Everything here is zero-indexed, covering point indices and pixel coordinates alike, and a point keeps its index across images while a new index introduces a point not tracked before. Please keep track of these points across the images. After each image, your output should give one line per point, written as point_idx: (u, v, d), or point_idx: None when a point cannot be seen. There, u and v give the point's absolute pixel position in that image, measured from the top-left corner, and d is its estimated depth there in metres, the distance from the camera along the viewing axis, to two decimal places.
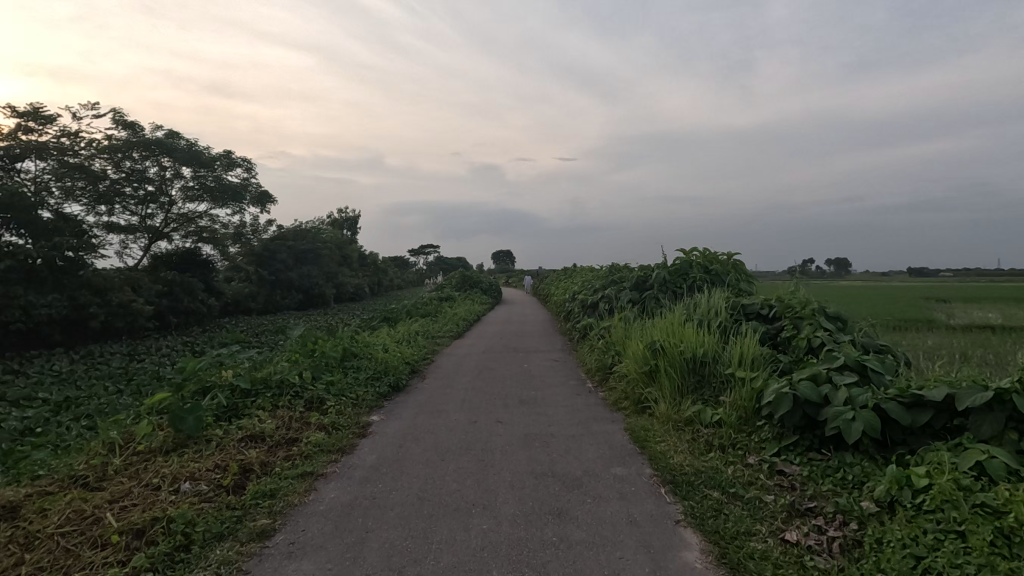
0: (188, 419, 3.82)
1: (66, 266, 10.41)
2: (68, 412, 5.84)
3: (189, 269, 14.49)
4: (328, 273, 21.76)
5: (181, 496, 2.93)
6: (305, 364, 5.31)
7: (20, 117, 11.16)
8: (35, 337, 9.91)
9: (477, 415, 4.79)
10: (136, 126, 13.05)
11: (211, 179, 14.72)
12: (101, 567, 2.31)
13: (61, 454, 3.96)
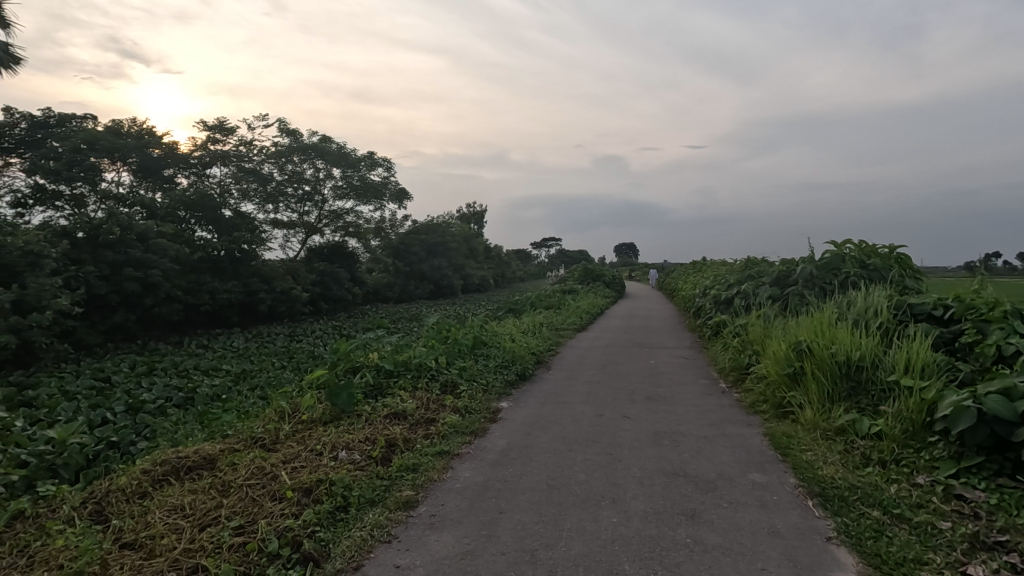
0: (341, 394, 4.26)
1: (242, 257, 12.08)
2: (245, 382, 6.82)
3: (337, 261, 16.07)
4: (456, 265, 22.85)
5: (340, 463, 3.29)
6: (440, 349, 5.66)
7: (209, 130, 13.21)
8: (219, 317, 11.66)
9: (603, 409, 4.76)
10: (297, 133, 14.74)
11: (357, 178, 16.12)
12: (280, 516, 2.66)
13: (242, 418, 4.64)
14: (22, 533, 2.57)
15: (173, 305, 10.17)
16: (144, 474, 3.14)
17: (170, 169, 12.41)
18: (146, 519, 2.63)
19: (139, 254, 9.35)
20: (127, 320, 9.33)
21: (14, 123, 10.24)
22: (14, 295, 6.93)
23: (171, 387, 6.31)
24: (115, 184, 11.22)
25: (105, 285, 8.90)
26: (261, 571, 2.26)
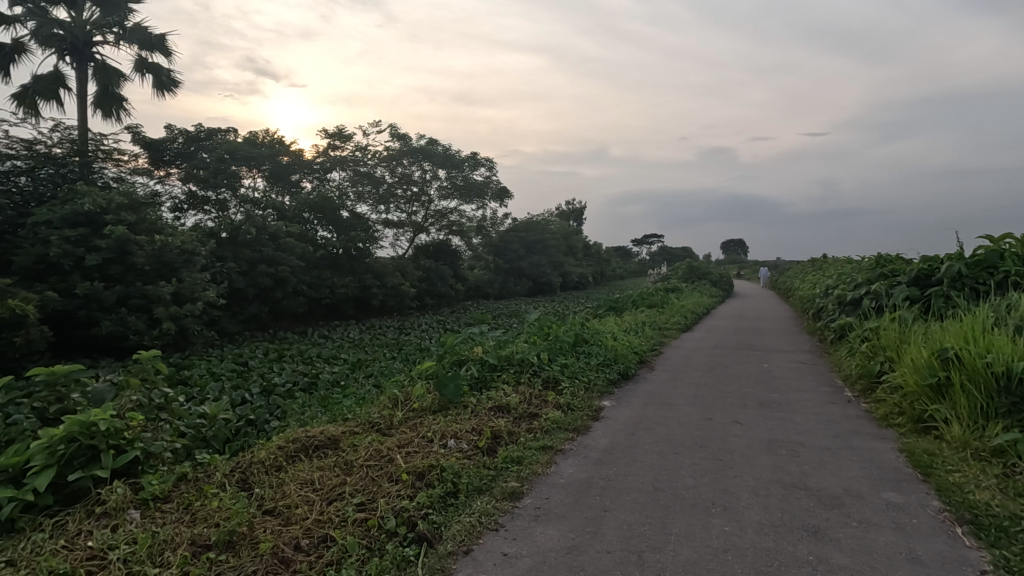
0: (449, 385, 4.45)
1: (357, 255, 13.00)
2: (361, 371, 7.34)
3: (442, 258, 16.78)
4: (555, 262, 22.93)
5: (449, 450, 3.44)
6: (542, 346, 5.71)
7: (330, 138, 14.34)
8: (337, 310, 12.63)
9: (712, 412, 4.56)
10: (406, 138, 15.56)
11: (461, 179, 16.68)
12: (398, 495, 2.84)
13: (360, 404, 5.00)
14: (185, 492, 2.96)
15: (298, 299, 11.19)
16: (279, 449, 3.49)
17: (296, 174, 13.57)
18: (282, 490, 2.92)
19: (271, 252, 10.38)
20: (260, 311, 10.42)
21: (173, 138, 11.86)
22: (173, 288, 7.99)
23: (298, 372, 6.95)
24: (251, 190, 12.52)
25: (243, 279, 9.99)
26: (381, 545, 2.43)
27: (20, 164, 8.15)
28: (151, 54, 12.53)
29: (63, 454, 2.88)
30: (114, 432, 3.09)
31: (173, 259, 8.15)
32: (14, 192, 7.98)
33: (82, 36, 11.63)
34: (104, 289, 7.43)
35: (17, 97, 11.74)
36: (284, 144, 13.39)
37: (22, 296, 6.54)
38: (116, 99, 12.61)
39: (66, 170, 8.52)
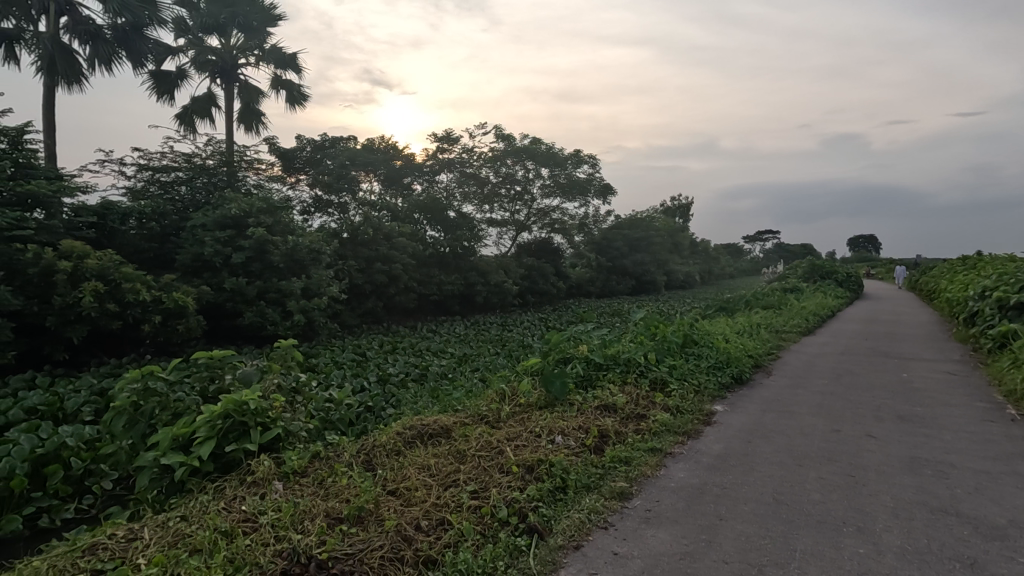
0: (555, 383, 4.49)
1: (463, 253, 13.47)
2: (467, 365, 7.60)
3: (544, 256, 16.92)
4: (660, 260, 22.22)
5: (557, 446, 3.47)
6: (649, 345, 5.56)
7: (438, 141, 15.00)
8: (444, 306, 13.19)
9: (839, 424, 4.18)
10: (510, 138, 15.81)
11: (564, 177, 16.68)
12: (508, 486, 2.93)
13: (468, 396, 5.19)
14: (318, 469, 3.25)
15: (409, 295, 11.83)
16: (398, 434, 3.72)
17: (408, 177, 14.33)
18: (402, 473, 3.11)
19: (386, 250, 11.09)
20: (376, 306, 11.15)
21: (303, 147, 13.17)
22: (302, 283, 8.79)
23: (410, 364, 7.35)
24: (368, 193, 13.44)
25: (361, 276, 10.76)
26: (494, 533, 2.51)
27: (182, 175, 9.42)
28: (285, 73, 13.88)
29: (221, 428, 3.30)
30: (260, 411, 3.47)
31: (302, 258, 8.98)
32: (177, 199, 9.23)
33: (229, 60, 13.16)
34: (246, 284, 8.36)
35: (179, 117, 13.54)
36: (397, 149, 14.23)
37: (183, 290, 7.55)
38: (256, 115, 14.13)
39: (217, 179, 9.70)
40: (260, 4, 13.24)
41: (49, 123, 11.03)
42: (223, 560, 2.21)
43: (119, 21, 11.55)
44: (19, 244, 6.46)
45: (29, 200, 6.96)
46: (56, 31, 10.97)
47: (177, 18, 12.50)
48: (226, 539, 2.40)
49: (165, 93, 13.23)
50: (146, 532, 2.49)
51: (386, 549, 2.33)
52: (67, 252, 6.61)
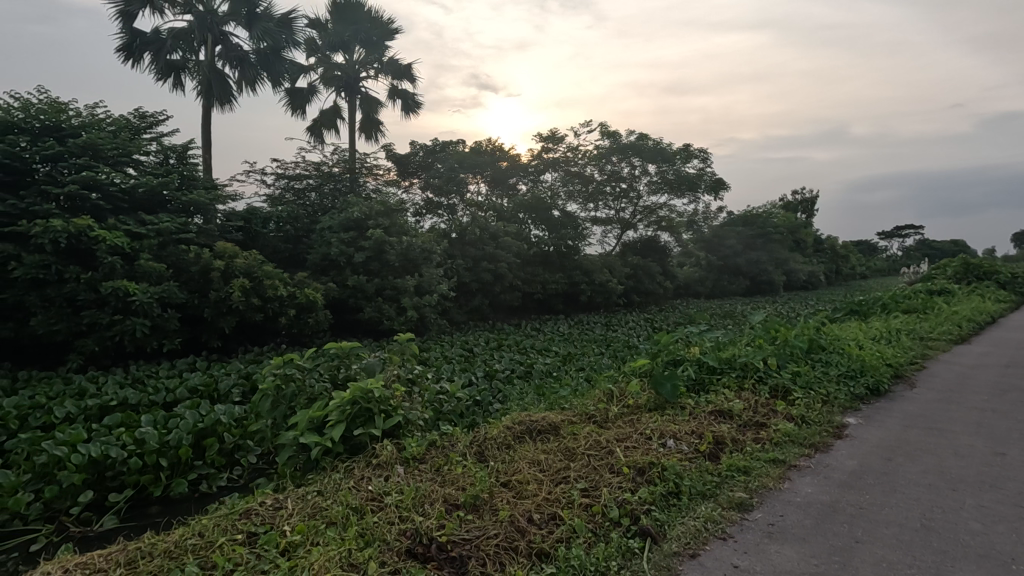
0: (666, 385, 4.33)
1: (567, 252, 13.46)
2: (571, 364, 7.59)
3: (650, 255, 16.44)
4: (779, 259, 20.67)
5: (669, 450, 3.37)
6: (769, 349, 5.19)
7: (543, 141, 15.12)
8: (548, 304, 13.26)
9: (1004, 446, 3.63)
10: (615, 135, 15.53)
11: (672, 172, 16.07)
12: (619, 487, 2.89)
13: (575, 395, 5.19)
14: (434, 456, 3.43)
15: (514, 293, 12.05)
16: (508, 428, 3.82)
17: (514, 178, 14.59)
18: (513, 466, 3.19)
19: (492, 250, 11.39)
20: (482, 304, 11.49)
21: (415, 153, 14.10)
22: (415, 281, 9.29)
23: (515, 361, 7.48)
24: (475, 194, 13.88)
25: (469, 275, 11.15)
26: (605, 532, 2.50)
27: (312, 182, 10.38)
28: (400, 83, 14.75)
29: (350, 413, 3.58)
30: (383, 399, 3.73)
31: (415, 257, 9.47)
32: (308, 204, 10.16)
33: (352, 75, 14.24)
34: (366, 281, 9.00)
35: (309, 129, 14.90)
36: (503, 151, 14.56)
37: (313, 286, 8.30)
38: (374, 123, 15.16)
39: (341, 185, 10.56)
40: (379, 20, 14.20)
41: (206, 140, 12.64)
42: (355, 533, 2.41)
43: (262, 46, 12.96)
44: (184, 246, 7.48)
45: (191, 209, 8.07)
46: (213, 59, 12.53)
47: (308, 39, 13.76)
48: (356, 515, 2.61)
49: (298, 108, 14.61)
50: (289, 502, 2.78)
51: (501, 538, 2.41)
52: (220, 252, 7.55)
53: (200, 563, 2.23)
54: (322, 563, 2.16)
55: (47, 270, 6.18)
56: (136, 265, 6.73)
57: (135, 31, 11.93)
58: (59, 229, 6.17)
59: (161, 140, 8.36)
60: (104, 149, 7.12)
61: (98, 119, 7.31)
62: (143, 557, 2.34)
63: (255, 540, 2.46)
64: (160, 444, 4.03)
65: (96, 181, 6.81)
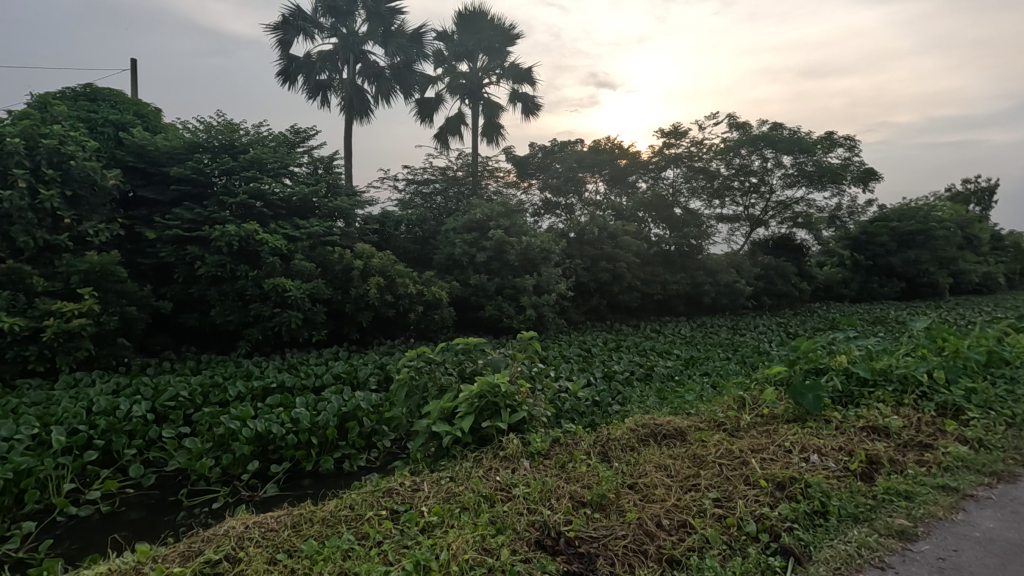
0: (808, 395, 3.97)
1: (690, 251, 12.82)
2: (695, 368, 7.25)
3: (783, 254, 15.19)
4: (945, 258, 18.01)
5: (813, 466, 3.09)
6: (936, 361, 4.54)
7: (665, 136, 14.58)
8: (668, 306, 12.81)
9: None
10: (745, 126, 14.54)
11: (811, 163, 14.65)
12: (755, 501, 2.72)
13: (701, 400, 4.95)
14: (558, 453, 3.47)
15: (633, 294, 11.78)
16: (632, 430, 3.74)
17: (634, 175, 14.04)
18: (639, 468, 3.13)
19: (610, 249, 11.22)
20: (600, 304, 11.37)
21: (534, 154, 14.35)
22: (534, 280, 9.42)
23: (634, 363, 7.33)
24: (594, 193, 13.76)
25: (587, 275, 11.09)
26: (742, 546, 2.37)
27: (438, 187, 10.97)
28: (521, 87, 15.08)
29: (478, 406, 3.73)
30: (509, 394, 3.83)
31: (534, 257, 9.60)
32: (435, 207, 10.75)
33: (476, 82, 14.82)
34: (487, 280, 9.32)
35: (436, 136, 15.78)
36: (623, 149, 14.25)
37: (439, 285, 8.76)
38: (496, 127, 15.65)
39: (464, 188, 11.05)
40: (500, 27, 14.64)
41: (348, 151, 13.91)
42: (487, 520, 2.52)
43: (395, 61, 13.95)
44: (329, 247, 8.30)
45: (335, 213, 8.90)
46: (353, 76, 13.74)
47: (436, 51, 14.56)
48: (487, 503, 2.73)
49: (427, 117, 15.52)
50: (425, 485, 2.97)
51: (629, 540, 2.38)
52: (359, 253, 8.26)
53: (353, 533, 2.47)
54: (458, 544, 2.29)
55: (223, 269, 7.18)
56: (291, 265, 7.58)
57: (291, 56, 13.44)
58: (233, 234, 7.15)
59: (311, 152, 9.33)
60: (267, 162, 8.11)
61: (262, 137, 8.35)
62: (306, 521, 2.64)
63: (397, 517, 2.67)
64: (311, 424, 4.51)
65: (261, 191, 7.78)
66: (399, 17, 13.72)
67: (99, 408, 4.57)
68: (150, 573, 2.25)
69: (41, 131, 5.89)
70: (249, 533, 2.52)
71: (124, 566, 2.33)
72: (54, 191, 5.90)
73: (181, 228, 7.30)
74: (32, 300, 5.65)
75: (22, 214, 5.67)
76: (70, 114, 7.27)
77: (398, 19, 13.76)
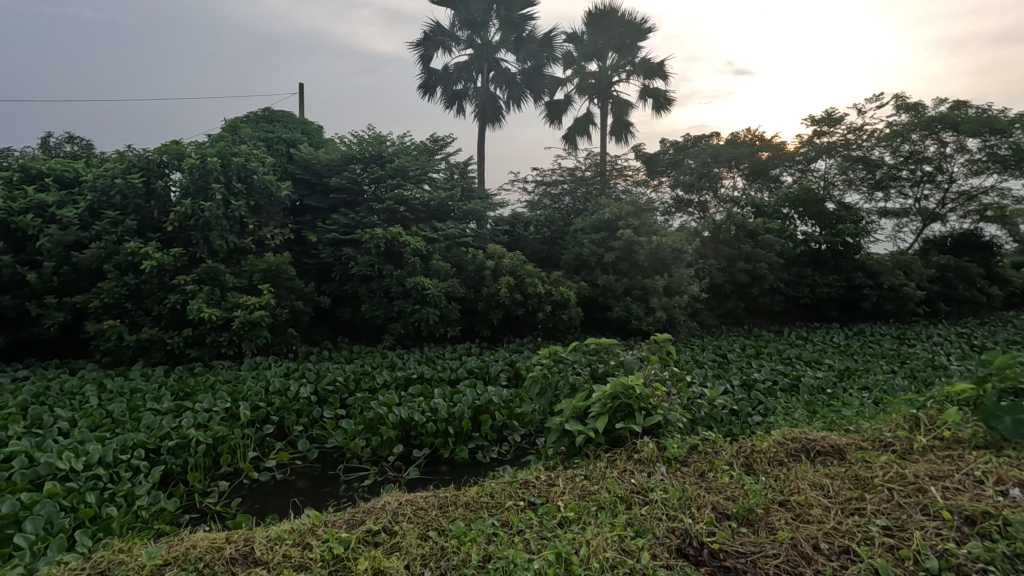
0: (1004, 419, 3.37)
1: (845, 250, 11.47)
2: (851, 380, 6.49)
3: (966, 253, 13.06)
4: None
5: (1013, 502, 2.62)
6: None
7: (817, 124, 13.26)
8: (818, 310, 11.67)
9: None
10: (918, 107, 12.71)
11: (1006, 146, 12.40)
12: (936, 535, 2.37)
13: (862, 416, 4.42)
14: (697, 461, 3.32)
15: (775, 297, 10.91)
16: (780, 444, 3.47)
17: (778, 169, 12.82)
18: (790, 484, 2.90)
19: (750, 249, 10.46)
20: (737, 307, 10.69)
21: (666, 150, 13.86)
22: (666, 281, 9.08)
23: (778, 371, 6.77)
24: (731, 189, 12.91)
25: (723, 275, 10.44)
26: None
27: (566, 187, 11.03)
28: (652, 82, 14.62)
29: (611, 406, 3.68)
30: (643, 397, 3.73)
31: (666, 257, 9.25)
32: (563, 207, 10.83)
33: (605, 80, 14.67)
34: (615, 281, 9.19)
35: (565, 137, 15.90)
36: (765, 141, 13.21)
37: (567, 285, 8.81)
38: (625, 125, 15.35)
39: (593, 189, 11.00)
40: (632, 22, 14.33)
41: (480, 156, 14.54)
42: (625, 522, 2.50)
43: (526, 66, 14.29)
44: (464, 248, 8.74)
45: (469, 216, 9.33)
46: (486, 84, 14.31)
47: (566, 53, 14.66)
48: (624, 504, 2.71)
49: (555, 118, 15.70)
50: (560, 481, 3.02)
51: (782, 560, 2.22)
52: (491, 254, 8.59)
53: (495, 519, 2.60)
54: (598, 542, 2.31)
55: (372, 268, 7.91)
56: (430, 265, 8.12)
57: (431, 70, 14.37)
58: (381, 236, 7.84)
59: (448, 159, 9.90)
60: (409, 169, 8.76)
61: (406, 146, 9.04)
62: (451, 504, 2.82)
63: (535, 508, 2.75)
64: (448, 414, 4.79)
65: (404, 197, 8.43)
66: (530, 23, 14.03)
67: (274, 388, 5.27)
68: (323, 535, 2.55)
69: (232, 151, 6.95)
70: (402, 510, 2.75)
71: (302, 527, 2.67)
72: (242, 202, 6.91)
73: (338, 232, 8.15)
74: (225, 294, 6.67)
75: (219, 221, 6.72)
76: (253, 136, 8.48)
77: (529, 25, 14.09)
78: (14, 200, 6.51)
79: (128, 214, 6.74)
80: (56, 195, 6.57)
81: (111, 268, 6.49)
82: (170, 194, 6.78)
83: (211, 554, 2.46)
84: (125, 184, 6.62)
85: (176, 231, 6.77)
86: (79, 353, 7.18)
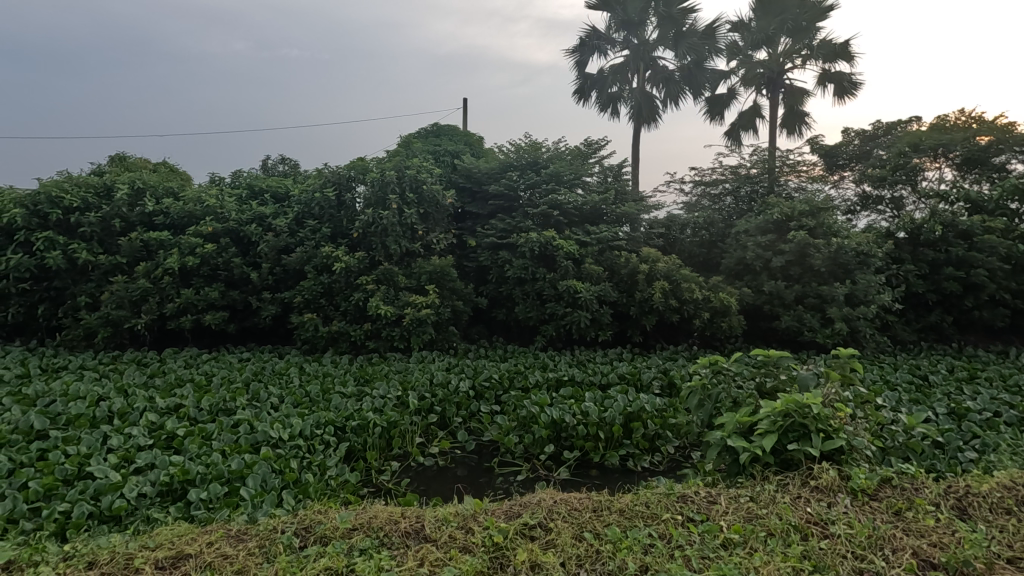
0: None
1: None
2: None
3: None
4: None
5: None
6: None
7: None
8: None
9: None
10: None
11: None
12: None
13: None
14: (891, 497, 2.88)
15: (998, 310, 9.03)
16: (1007, 489, 2.86)
17: (1003, 155, 10.59)
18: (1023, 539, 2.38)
19: (962, 253, 8.74)
20: (942, 320, 9.13)
21: (849, 141, 12.25)
22: (848, 289, 8.02)
23: (1000, 400, 5.58)
24: (937, 182, 10.92)
25: (923, 283, 8.96)
26: None
27: (728, 186, 10.29)
28: (835, 65, 13.05)
29: (782, 425, 3.32)
30: (822, 417, 3.33)
31: (848, 261, 8.15)
32: (724, 208, 10.16)
33: (776, 68, 13.42)
34: (785, 288, 8.34)
35: (728, 133, 14.89)
36: (984, 123, 10.99)
37: (728, 291, 8.22)
38: (800, 116, 13.90)
39: (759, 187, 10.11)
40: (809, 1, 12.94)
41: (635, 157, 14.25)
42: (800, 553, 2.27)
43: (686, 62, 13.66)
44: (617, 251, 8.61)
45: (622, 219, 9.17)
46: (643, 83, 13.98)
47: (731, 43, 13.74)
48: (799, 534, 2.45)
49: (717, 114, 14.78)
50: (722, 499, 2.84)
51: None
52: (645, 257, 8.36)
53: (652, 529, 2.53)
54: (769, 571, 2.14)
55: (526, 271, 8.18)
56: (583, 268, 8.16)
57: (586, 75, 14.44)
58: (535, 240, 8.08)
59: (602, 162, 9.84)
60: (563, 174, 8.89)
61: (561, 152, 9.22)
62: (605, 508, 2.80)
63: (693, 524, 2.62)
64: (599, 419, 4.76)
65: (558, 201, 8.57)
66: (691, 17, 13.40)
67: (438, 380, 5.70)
68: (483, 522, 2.70)
69: (406, 165, 7.71)
70: (557, 508, 2.80)
71: (465, 512, 2.85)
72: (413, 210, 7.60)
73: (495, 236, 8.58)
74: (399, 293, 7.41)
75: (394, 228, 7.45)
76: (424, 150, 9.31)
77: (690, 18, 13.46)
78: (243, 212, 7.93)
79: (324, 223, 7.81)
80: (273, 208, 7.87)
81: (311, 269, 7.58)
82: (355, 205, 7.71)
83: (390, 525, 2.74)
84: (323, 198, 7.70)
85: (359, 237, 7.69)
86: (285, 341, 8.48)
